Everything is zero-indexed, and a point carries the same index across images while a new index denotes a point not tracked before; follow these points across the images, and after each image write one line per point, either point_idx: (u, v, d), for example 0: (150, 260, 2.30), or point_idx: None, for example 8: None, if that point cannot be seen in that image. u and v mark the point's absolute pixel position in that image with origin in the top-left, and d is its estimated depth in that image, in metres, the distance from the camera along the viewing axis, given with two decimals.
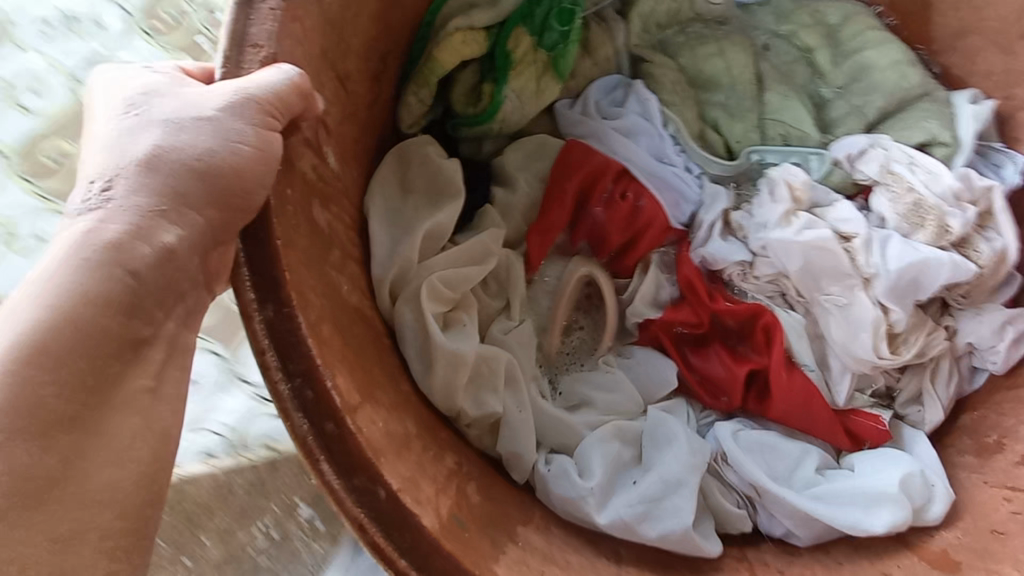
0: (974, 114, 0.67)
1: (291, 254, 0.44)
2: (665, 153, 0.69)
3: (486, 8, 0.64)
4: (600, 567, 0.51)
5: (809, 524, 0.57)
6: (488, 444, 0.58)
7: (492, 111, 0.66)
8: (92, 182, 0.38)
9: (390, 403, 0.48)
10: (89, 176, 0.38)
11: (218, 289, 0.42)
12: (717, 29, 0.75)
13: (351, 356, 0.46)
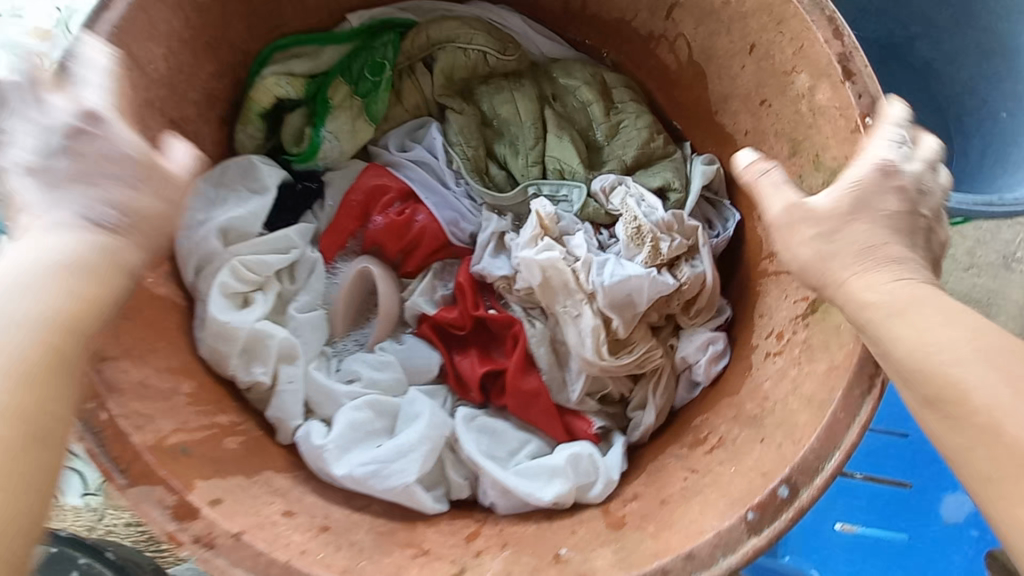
0: (703, 172, 0.84)
1: None
2: (447, 182, 0.84)
3: (307, 61, 0.81)
4: (328, 507, 0.62)
5: (507, 494, 0.67)
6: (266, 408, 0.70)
7: (307, 149, 0.81)
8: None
9: (162, 365, 0.61)
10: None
11: None
12: (512, 81, 0.88)
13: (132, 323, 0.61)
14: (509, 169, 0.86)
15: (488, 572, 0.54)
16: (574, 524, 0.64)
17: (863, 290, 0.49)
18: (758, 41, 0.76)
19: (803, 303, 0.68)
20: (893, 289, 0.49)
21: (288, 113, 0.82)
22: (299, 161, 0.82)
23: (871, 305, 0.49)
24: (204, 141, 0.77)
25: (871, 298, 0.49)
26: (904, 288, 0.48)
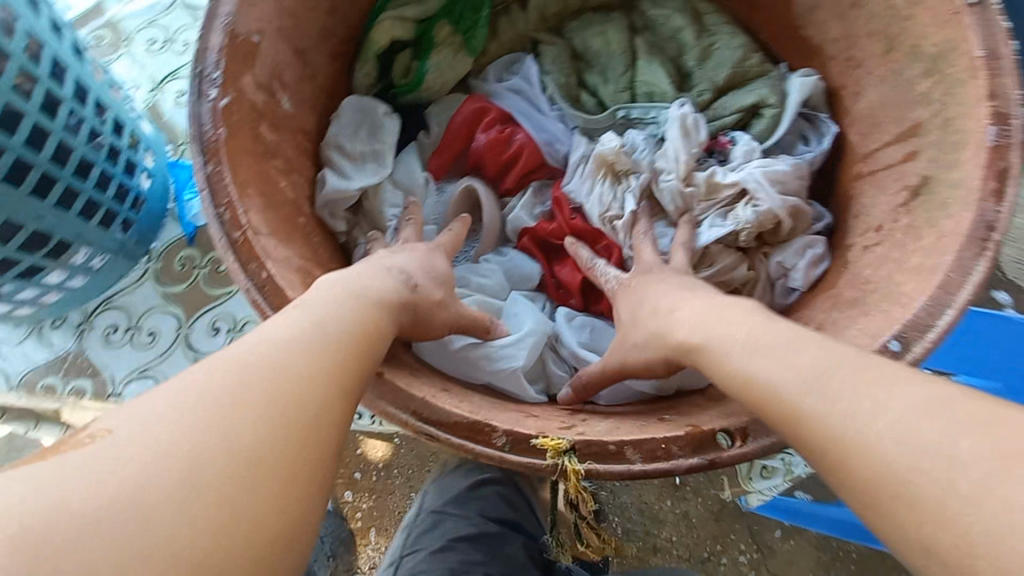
0: (800, 85, 0.85)
1: (230, 148, 0.64)
2: (541, 107, 0.91)
3: (415, 6, 0.91)
4: (447, 380, 0.67)
5: (609, 381, 0.72)
6: None
7: (415, 83, 0.93)
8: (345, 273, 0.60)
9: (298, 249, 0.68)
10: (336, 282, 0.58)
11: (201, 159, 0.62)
12: (601, 15, 0.97)
13: (274, 213, 0.68)
14: (599, 94, 0.92)
15: (598, 425, 0.58)
16: (675, 402, 0.66)
17: (745, 382, 0.50)
18: None
19: (905, 192, 0.69)
20: (744, 332, 0.53)
21: (398, 54, 0.94)
22: (406, 94, 0.94)
23: (769, 395, 0.48)
24: (319, 73, 0.86)
25: (773, 380, 0.48)
26: (790, 367, 0.48)
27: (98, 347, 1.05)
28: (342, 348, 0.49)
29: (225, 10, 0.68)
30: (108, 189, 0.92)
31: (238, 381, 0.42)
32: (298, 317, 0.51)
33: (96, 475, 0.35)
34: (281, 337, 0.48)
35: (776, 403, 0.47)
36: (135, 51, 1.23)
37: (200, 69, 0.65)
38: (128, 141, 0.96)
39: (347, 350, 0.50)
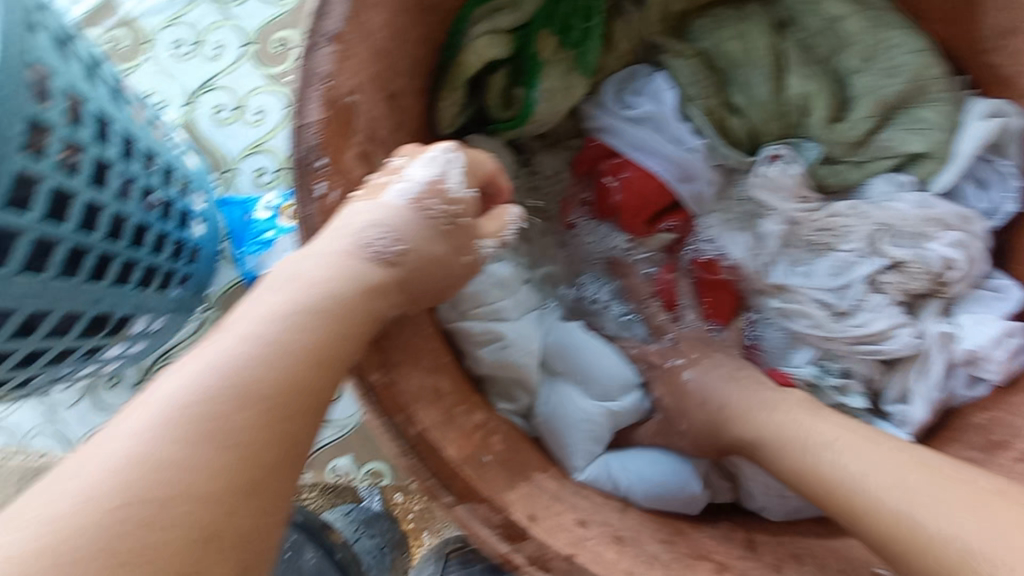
0: (980, 128, 0.70)
1: None
2: (682, 137, 0.75)
3: (510, 12, 0.72)
4: (606, 510, 0.59)
5: (781, 500, 0.63)
6: (508, 396, 0.68)
7: (523, 117, 0.75)
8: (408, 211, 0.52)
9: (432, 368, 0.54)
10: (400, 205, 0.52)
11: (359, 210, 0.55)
12: (739, 12, 0.78)
13: None
14: (749, 120, 0.77)
15: None
16: None
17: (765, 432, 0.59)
18: None
19: None
20: (777, 414, 0.60)
21: (490, 76, 0.75)
22: (512, 130, 0.77)
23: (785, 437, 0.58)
24: (410, 117, 0.70)
25: (776, 423, 0.59)
26: (803, 428, 0.57)
27: None
28: (338, 294, 0.45)
29: (320, 67, 0.54)
30: (163, 248, 0.80)
31: (264, 313, 0.42)
32: (327, 252, 0.48)
33: (124, 442, 0.35)
34: (316, 292, 0.44)
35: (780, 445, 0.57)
36: (159, 54, 1.06)
37: (301, 154, 0.52)
38: (178, 188, 0.83)
39: (336, 296, 0.45)
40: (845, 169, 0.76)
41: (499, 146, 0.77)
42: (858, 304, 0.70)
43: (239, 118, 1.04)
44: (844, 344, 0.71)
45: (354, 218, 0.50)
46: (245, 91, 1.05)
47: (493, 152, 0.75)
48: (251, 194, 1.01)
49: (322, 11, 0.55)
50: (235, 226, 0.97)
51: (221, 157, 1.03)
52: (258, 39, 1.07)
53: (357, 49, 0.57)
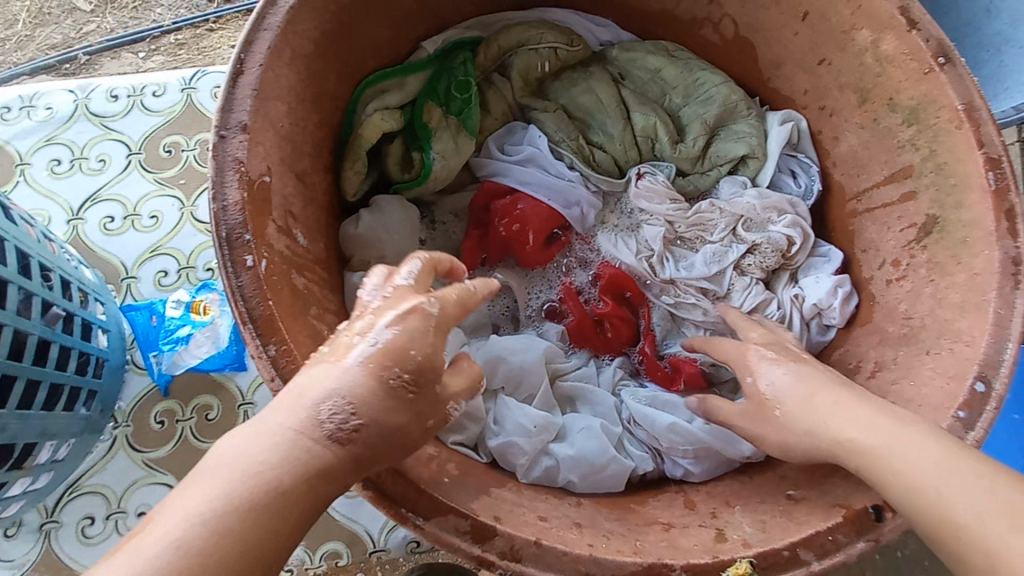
0: (780, 132, 0.90)
1: (281, 314, 0.56)
2: (560, 171, 0.88)
3: (396, 92, 0.85)
4: (562, 505, 0.64)
5: (702, 460, 0.73)
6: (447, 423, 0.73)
7: (422, 177, 0.86)
8: (374, 379, 0.48)
9: None
10: (361, 371, 0.49)
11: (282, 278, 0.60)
12: (584, 71, 0.95)
13: None
14: (610, 151, 0.92)
15: (744, 524, 0.59)
16: (779, 469, 0.69)
17: (840, 448, 0.55)
18: (810, 8, 0.83)
19: (913, 230, 0.77)
20: (857, 428, 0.54)
21: (388, 146, 0.86)
22: (413, 188, 0.87)
23: (856, 450, 0.54)
24: (318, 192, 0.77)
25: (843, 437, 0.55)
26: (872, 435, 0.53)
27: (75, 549, 0.85)
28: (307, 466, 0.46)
29: (233, 156, 0.60)
30: (69, 364, 0.76)
31: (254, 469, 0.45)
32: (294, 413, 0.47)
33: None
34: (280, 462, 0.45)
35: (848, 453, 0.54)
36: (36, 176, 1.05)
37: (225, 232, 0.57)
38: (79, 300, 0.80)
39: (305, 468, 0.46)
40: (697, 178, 0.93)
41: (404, 203, 0.86)
42: (732, 287, 0.86)
43: (131, 226, 1.02)
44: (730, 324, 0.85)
45: (324, 378, 0.49)
46: (135, 199, 1.04)
47: (400, 210, 0.85)
48: (154, 298, 0.97)
49: (227, 108, 0.62)
50: (143, 331, 0.94)
51: (116, 267, 1.00)
52: (143, 148, 1.08)
53: (263, 137, 0.64)
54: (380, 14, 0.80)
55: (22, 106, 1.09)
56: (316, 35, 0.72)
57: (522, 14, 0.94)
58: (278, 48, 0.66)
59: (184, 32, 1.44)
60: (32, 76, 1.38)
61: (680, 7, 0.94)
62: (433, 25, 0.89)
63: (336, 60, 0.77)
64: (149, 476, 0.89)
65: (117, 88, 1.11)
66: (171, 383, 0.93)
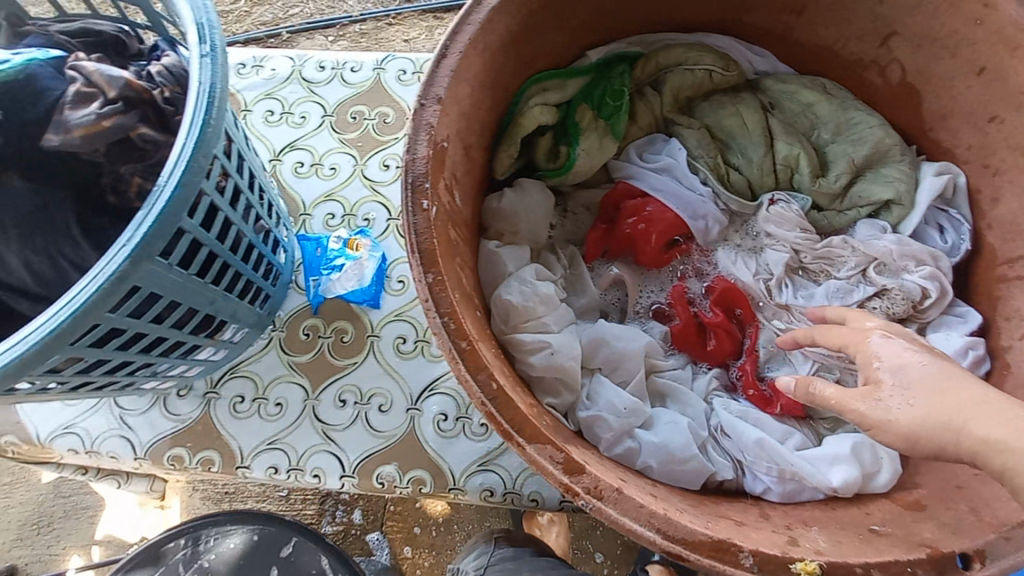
0: (933, 182, 0.88)
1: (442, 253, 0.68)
2: (693, 184, 0.93)
3: (557, 91, 0.96)
4: (639, 478, 0.69)
5: (783, 480, 0.74)
6: (546, 386, 0.81)
7: (564, 168, 0.96)
8: None
9: (492, 354, 0.68)
10: None
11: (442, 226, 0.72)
12: (734, 96, 1.00)
13: (463, 303, 0.71)
14: (745, 174, 0.96)
15: (818, 539, 0.60)
16: (865, 506, 0.69)
17: (983, 446, 0.55)
18: (988, 64, 0.82)
19: None
20: (997, 427, 0.55)
21: (539, 138, 0.97)
22: (554, 177, 0.97)
23: (1002, 449, 0.54)
24: (476, 165, 0.89)
25: (985, 435, 0.55)
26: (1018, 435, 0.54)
27: (226, 417, 1.05)
28: None
29: (428, 120, 0.73)
30: (259, 267, 0.95)
31: None
32: None
33: None
34: None
35: (991, 451, 0.55)
36: (253, 121, 1.29)
37: (412, 179, 0.70)
38: (275, 220, 1.00)
39: None
40: (832, 215, 0.93)
41: (544, 189, 0.96)
42: None
43: (315, 173, 1.23)
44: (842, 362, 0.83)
45: None
46: (322, 152, 1.25)
47: (539, 194, 0.95)
48: (321, 234, 1.17)
49: (430, 83, 0.75)
50: (309, 257, 1.13)
51: (297, 203, 1.21)
52: (335, 112, 1.29)
53: (451, 110, 0.77)
54: (560, 21, 0.91)
55: (253, 65, 1.34)
56: (506, 32, 0.84)
57: (684, 37, 1.01)
58: (476, 40, 0.79)
59: (367, 24, 1.70)
60: (246, 45, 1.69)
61: (845, 47, 0.95)
62: (601, 36, 0.98)
63: (515, 55, 0.89)
64: (289, 376, 1.07)
65: (326, 61, 1.34)
66: (321, 304, 1.11)
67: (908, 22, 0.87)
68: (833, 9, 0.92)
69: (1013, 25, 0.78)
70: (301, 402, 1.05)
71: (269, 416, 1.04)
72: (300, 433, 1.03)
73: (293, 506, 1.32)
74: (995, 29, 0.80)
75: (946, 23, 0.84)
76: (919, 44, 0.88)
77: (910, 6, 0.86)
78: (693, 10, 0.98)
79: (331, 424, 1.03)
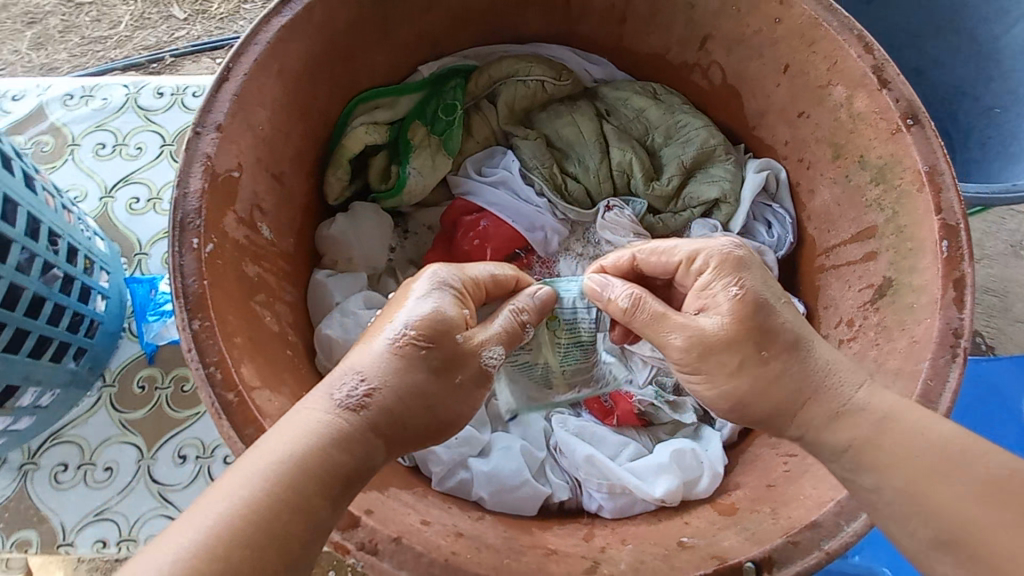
0: (755, 180, 0.90)
1: (217, 296, 0.62)
2: (528, 196, 0.91)
3: (387, 110, 0.92)
4: (456, 515, 0.65)
5: (612, 495, 0.72)
6: None
7: (397, 188, 0.92)
8: None
9: (282, 401, 0.62)
10: None
11: (224, 264, 0.65)
12: (570, 104, 0.99)
13: (254, 346, 0.65)
14: (583, 183, 0.95)
15: (621, 561, 0.58)
16: (688, 515, 0.67)
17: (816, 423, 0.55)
18: (791, 62, 0.84)
19: (870, 291, 0.74)
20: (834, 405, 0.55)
21: (371, 158, 0.93)
22: (390, 198, 0.93)
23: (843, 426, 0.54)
24: (296, 193, 0.84)
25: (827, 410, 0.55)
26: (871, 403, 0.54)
27: (45, 491, 0.93)
28: None
29: (207, 150, 0.67)
30: (61, 321, 0.85)
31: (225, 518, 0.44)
32: None
33: None
34: None
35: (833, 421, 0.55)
36: (81, 157, 1.18)
37: (181, 216, 0.63)
38: (83, 266, 0.90)
39: None
40: (668, 217, 0.93)
41: (378, 211, 0.92)
42: None
43: (153, 208, 1.14)
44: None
45: None
46: (160, 185, 1.16)
47: (372, 217, 0.90)
48: (158, 275, 1.07)
49: (209, 109, 0.69)
50: (140, 302, 1.04)
51: (132, 243, 1.11)
52: (176, 141, 1.20)
53: (239, 138, 0.71)
54: (374, 43, 0.87)
55: (83, 95, 1.23)
56: (307, 54, 0.79)
57: (517, 47, 0.99)
58: (266, 61, 0.74)
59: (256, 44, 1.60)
60: (125, 72, 1.55)
61: (671, 52, 0.96)
62: (431, 51, 0.95)
63: (328, 75, 0.84)
64: (121, 436, 0.97)
65: (164, 87, 1.25)
66: (156, 352, 1.02)
67: (719, 25, 0.89)
68: (653, 16, 0.93)
69: (805, 21, 0.79)
70: (134, 464, 0.95)
71: (97, 483, 0.94)
72: (134, 500, 0.93)
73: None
74: (792, 26, 0.81)
75: (751, 25, 0.86)
76: (732, 46, 0.90)
77: (716, 10, 0.88)
78: (521, 21, 0.96)
79: (170, 484, 0.94)
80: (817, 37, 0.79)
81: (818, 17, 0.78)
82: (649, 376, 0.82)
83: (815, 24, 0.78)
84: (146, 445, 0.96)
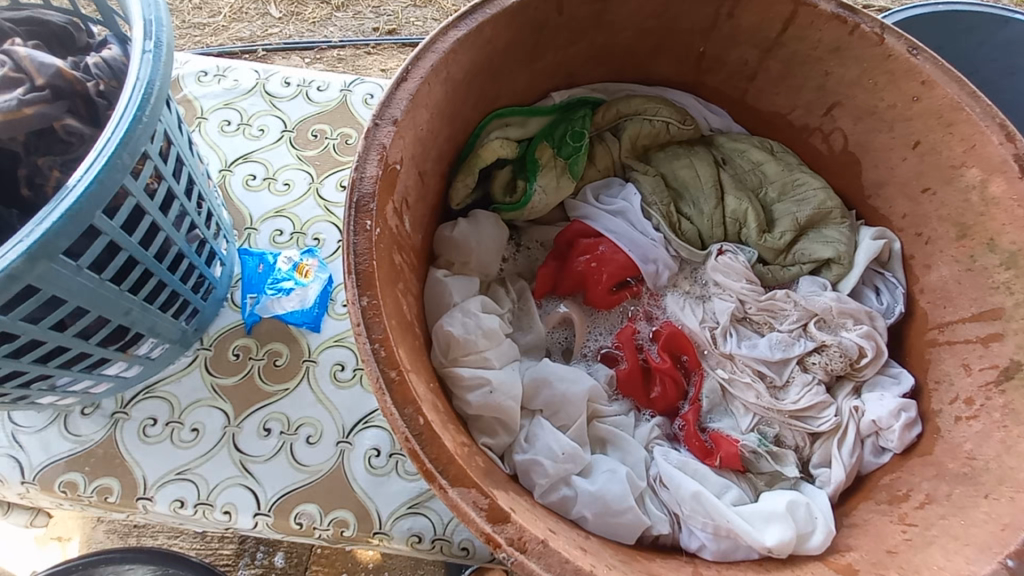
0: (869, 246, 0.92)
1: (380, 279, 0.65)
2: (645, 229, 0.94)
3: (518, 129, 0.96)
4: (571, 531, 0.66)
5: (718, 537, 0.72)
6: (479, 423, 0.77)
7: (520, 203, 0.95)
8: None
9: (425, 389, 0.64)
10: None
11: (383, 250, 0.68)
12: (689, 148, 1.03)
13: (401, 331, 0.67)
14: (696, 224, 0.98)
15: None
16: (801, 569, 0.67)
17: None
18: (922, 138, 0.86)
19: (994, 371, 0.75)
20: None
21: (497, 172, 0.97)
22: (512, 210, 0.96)
23: None
24: (430, 193, 0.88)
25: None
26: None
27: (132, 441, 0.95)
28: None
29: (383, 143, 0.71)
30: (188, 280, 0.89)
31: None
32: None
33: None
34: None
35: None
36: (207, 129, 1.24)
37: (357, 199, 0.67)
38: (213, 231, 0.94)
39: None
40: (776, 269, 0.95)
41: (498, 221, 0.95)
42: (790, 380, 0.86)
43: (267, 187, 1.19)
44: (780, 417, 0.84)
45: None
46: (277, 166, 1.21)
47: (492, 226, 0.93)
48: (266, 250, 1.12)
49: (386, 104, 0.73)
50: (248, 274, 1.07)
51: (243, 216, 1.16)
52: (295, 128, 1.25)
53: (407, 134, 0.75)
54: (521, 66, 0.92)
55: (216, 73, 1.30)
56: (468, 67, 0.83)
57: (644, 88, 1.04)
58: (438, 68, 0.77)
59: (348, 50, 1.68)
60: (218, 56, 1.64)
61: (794, 113, 0.99)
62: (566, 81, 1.00)
63: (478, 88, 0.88)
64: (212, 399, 0.99)
65: (291, 77, 1.31)
66: (255, 325, 1.04)
67: (850, 94, 0.92)
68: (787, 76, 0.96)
69: (946, 103, 0.82)
70: (219, 429, 0.97)
71: (184, 442, 0.96)
72: (216, 464, 0.95)
73: (208, 545, 1.12)
74: (929, 106, 0.84)
75: (884, 99, 0.89)
76: (859, 116, 0.93)
77: (852, 81, 0.91)
78: (653, 65, 1.01)
79: (251, 455, 0.96)
80: (956, 119, 0.82)
81: (961, 101, 0.81)
82: (750, 422, 0.85)
83: (957, 107, 0.81)
84: (233, 413, 0.98)
